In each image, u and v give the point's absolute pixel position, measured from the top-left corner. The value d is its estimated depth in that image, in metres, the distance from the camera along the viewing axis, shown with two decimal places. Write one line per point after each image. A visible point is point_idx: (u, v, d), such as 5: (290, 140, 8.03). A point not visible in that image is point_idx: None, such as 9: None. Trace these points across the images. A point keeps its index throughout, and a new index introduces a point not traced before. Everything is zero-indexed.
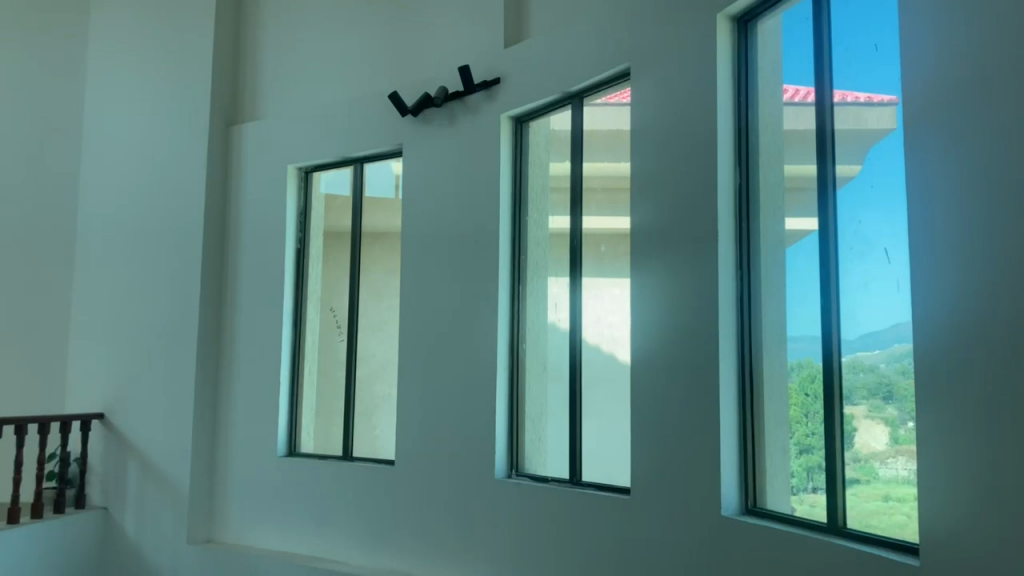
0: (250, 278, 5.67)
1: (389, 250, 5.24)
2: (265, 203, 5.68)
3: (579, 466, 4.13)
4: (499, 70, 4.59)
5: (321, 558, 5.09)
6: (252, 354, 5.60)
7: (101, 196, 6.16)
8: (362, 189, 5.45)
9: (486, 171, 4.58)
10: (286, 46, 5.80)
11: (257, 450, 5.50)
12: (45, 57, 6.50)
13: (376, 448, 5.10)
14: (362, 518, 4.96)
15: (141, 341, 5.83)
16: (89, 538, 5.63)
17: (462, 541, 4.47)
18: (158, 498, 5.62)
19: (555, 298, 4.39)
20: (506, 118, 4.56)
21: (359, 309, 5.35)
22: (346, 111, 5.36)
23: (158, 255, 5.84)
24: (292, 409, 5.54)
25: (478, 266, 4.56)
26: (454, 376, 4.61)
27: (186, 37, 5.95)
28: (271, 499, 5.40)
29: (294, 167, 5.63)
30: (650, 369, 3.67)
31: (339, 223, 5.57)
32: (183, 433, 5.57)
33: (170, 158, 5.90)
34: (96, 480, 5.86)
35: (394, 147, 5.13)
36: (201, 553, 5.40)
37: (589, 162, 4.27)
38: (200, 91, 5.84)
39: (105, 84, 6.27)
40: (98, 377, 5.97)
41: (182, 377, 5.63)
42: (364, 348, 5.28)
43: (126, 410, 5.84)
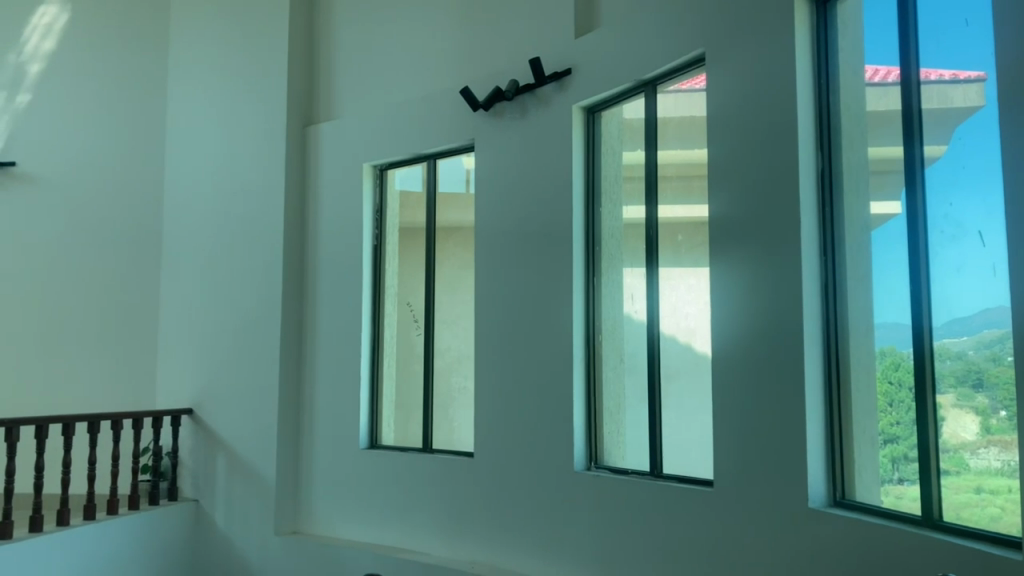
0: (330, 274, 5.78)
1: (463, 243, 5.27)
2: (341, 201, 5.78)
3: (659, 457, 4.09)
4: (570, 60, 4.57)
5: (405, 549, 5.17)
6: (333, 349, 5.72)
7: (186, 199, 6.36)
8: (435, 184, 5.49)
9: (559, 162, 4.57)
10: (358, 45, 5.88)
11: (339, 443, 5.61)
12: (129, 64, 6.72)
13: (456, 441, 5.15)
14: (444, 510, 5.02)
15: (227, 339, 6.00)
16: (182, 529, 5.83)
17: (543, 532, 4.48)
18: (247, 490, 5.78)
19: (632, 289, 4.33)
20: (578, 109, 4.55)
21: (435, 303, 5.39)
22: (419, 108, 5.41)
23: (241, 254, 6.00)
24: (372, 403, 5.63)
25: (552, 258, 4.56)
26: (531, 368, 4.62)
27: (263, 40, 6.08)
28: (353, 491, 5.51)
29: (369, 165, 5.71)
30: (731, 359, 3.62)
31: (413, 218, 5.62)
32: (268, 426, 5.73)
33: (250, 158, 6.04)
34: (186, 473, 6.04)
35: (467, 141, 5.16)
36: (289, 544, 5.52)
37: (663, 150, 4.20)
38: (277, 93, 5.97)
39: (187, 90, 6.47)
40: (187, 374, 6.19)
41: (266, 373, 5.78)
42: (441, 342, 5.33)
43: (214, 405, 6.02)
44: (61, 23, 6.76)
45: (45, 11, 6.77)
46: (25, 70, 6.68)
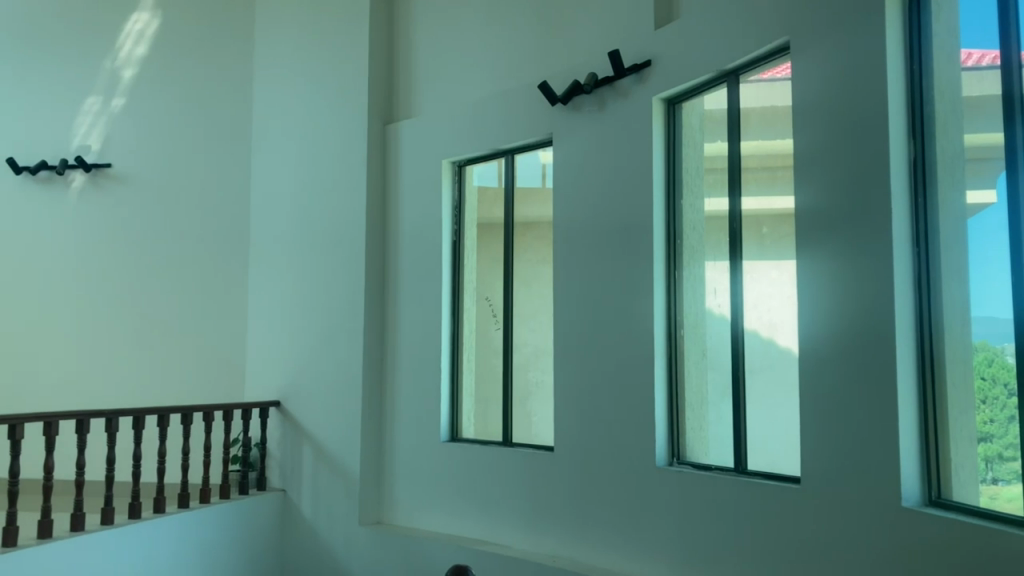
0: (411, 269, 5.86)
1: (541, 238, 5.27)
2: (422, 197, 5.85)
3: (743, 454, 4.02)
4: (650, 52, 4.53)
5: (486, 541, 5.21)
6: (413, 344, 5.80)
7: (270, 197, 6.52)
8: (513, 179, 5.51)
9: (640, 155, 4.53)
10: (436, 42, 5.93)
11: (420, 436, 5.68)
12: (214, 67, 6.92)
13: (536, 435, 5.16)
14: (526, 503, 5.04)
15: (312, 334, 6.15)
16: (271, 518, 6.00)
17: (626, 527, 4.46)
18: (332, 481, 5.91)
19: (714, 283, 4.27)
20: (658, 101, 4.51)
21: (513, 297, 5.40)
22: (497, 103, 5.43)
23: (325, 250, 6.13)
24: (453, 397, 5.69)
25: (633, 252, 4.52)
26: (612, 363, 4.60)
27: (343, 41, 6.20)
28: (435, 484, 5.58)
29: (448, 161, 5.76)
30: (819, 354, 3.54)
31: (491, 213, 5.64)
32: (352, 419, 5.85)
33: (332, 157, 6.17)
34: (274, 464, 6.21)
35: (546, 135, 5.15)
36: (372, 534, 5.63)
37: (746, 140, 4.13)
38: (358, 92, 6.08)
39: (271, 91, 6.62)
40: (274, 368, 6.36)
41: (349, 367, 5.90)
42: (520, 337, 5.34)
43: (300, 398, 6.18)
44: (152, 28, 7.05)
45: (137, 18, 7.09)
46: (120, 74, 7.06)
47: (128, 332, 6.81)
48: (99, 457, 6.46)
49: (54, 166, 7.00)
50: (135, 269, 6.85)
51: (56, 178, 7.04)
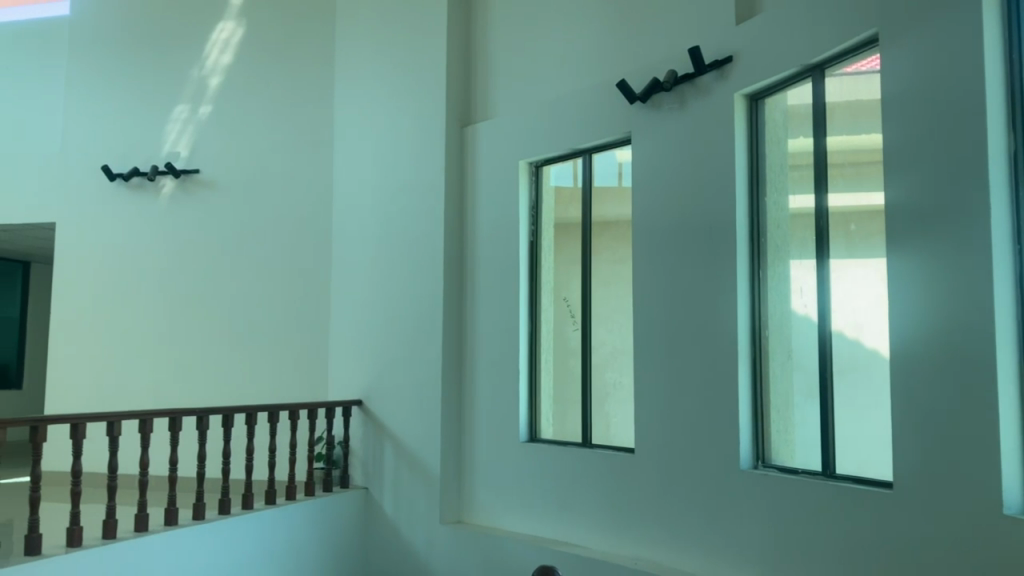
0: (489, 270, 5.89)
1: (619, 237, 5.23)
2: (499, 198, 5.88)
3: (831, 458, 3.91)
4: (731, 48, 4.46)
5: (567, 543, 5.20)
6: (492, 344, 5.82)
7: (351, 200, 6.64)
8: (591, 179, 5.47)
9: (721, 153, 4.46)
10: (513, 43, 5.95)
11: (500, 436, 5.71)
12: (295, 73, 7.07)
13: (616, 437, 5.12)
14: (606, 505, 5.01)
15: (392, 334, 6.24)
16: (354, 515, 6.10)
17: (709, 530, 4.40)
18: (413, 480, 5.98)
19: (800, 282, 4.17)
20: (740, 97, 4.43)
21: (591, 297, 5.37)
22: (573, 103, 5.41)
23: (404, 251, 6.21)
24: (531, 398, 5.69)
25: (715, 251, 4.45)
26: (693, 364, 4.54)
27: (421, 44, 6.27)
28: (515, 484, 5.59)
29: (525, 162, 5.76)
30: (911, 355, 3.42)
31: (568, 213, 5.62)
32: (433, 419, 5.91)
33: (411, 159, 6.25)
34: (357, 462, 6.32)
35: (624, 134, 5.11)
36: (453, 533, 5.68)
37: (832, 136, 4.02)
38: (436, 95, 6.14)
39: (351, 96, 6.74)
40: (356, 367, 6.47)
41: (429, 368, 5.96)
42: (599, 337, 5.31)
43: (381, 398, 6.28)
44: (237, 37, 7.26)
45: (223, 27, 7.30)
46: (206, 82, 7.30)
47: (217, 332, 7.03)
48: (190, 454, 6.69)
49: (145, 172, 7.30)
50: (222, 272, 7.07)
51: (147, 184, 7.33)
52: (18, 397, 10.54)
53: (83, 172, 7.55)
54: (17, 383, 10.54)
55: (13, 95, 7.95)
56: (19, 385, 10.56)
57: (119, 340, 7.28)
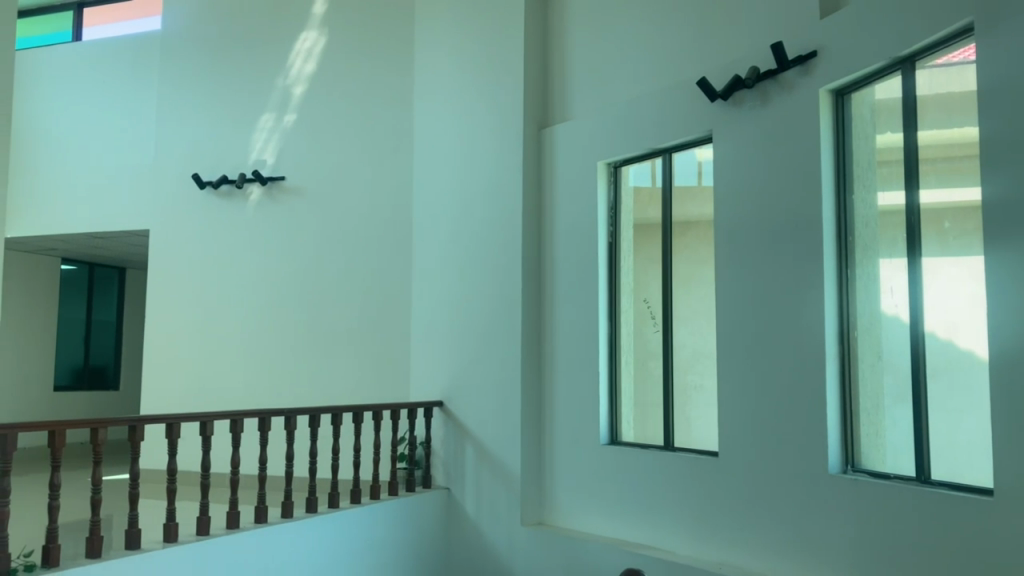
0: (568, 271, 5.89)
1: (700, 238, 5.16)
2: (577, 200, 5.86)
3: (926, 463, 3.77)
4: (815, 42, 4.35)
5: (650, 546, 5.15)
6: (571, 346, 5.81)
7: (430, 203, 6.72)
8: (671, 178, 5.41)
9: (806, 150, 4.36)
10: (590, 44, 5.93)
11: (581, 438, 5.69)
12: (375, 78, 7.19)
13: (699, 439, 5.05)
14: (690, 509, 4.95)
15: (472, 335, 6.29)
16: (436, 515, 6.17)
17: (798, 536, 4.30)
18: (494, 481, 6.01)
19: (890, 281, 4.04)
20: (825, 92, 4.33)
21: (672, 298, 5.31)
22: (652, 102, 5.35)
23: (483, 253, 6.25)
24: (612, 400, 5.65)
25: (801, 251, 4.36)
26: (779, 365, 4.44)
27: (499, 47, 6.31)
28: (596, 486, 5.57)
29: (604, 163, 5.74)
30: (1010, 358, 3.28)
31: (647, 213, 5.56)
32: (513, 421, 5.94)
33: (489, 162, 6.29)
34: (438, 462, 6.39)
35: (705, 133, 5.04)
36: (535, 535, 5.69)
37: (923, 130, 3.89)
38: (514, 98, 6.17)
39: (430, 101, 6.82)
40: (436, 369, 6.54)
41: (509, 370, 5.99)
42: (680, 339, 5.24)
43: (461, 399, 6.33)
44: (320, 46, 7.43)
45: (306, 36, 7.49)
46: (291, 91, 7.49)
47: (301, 335, 7.20)
48: (278, 453, 6.87)
49: (233, 180, 7.54)
50: (306, 276, 7.24)
51: (235, 192, 7.57)
52: (115, 398, 11.01)
53: (176, 180, 7.85)
54: (114, 384, 10.99)
55: (110, 108, 8.32)
56: (116, 386, 11.03)
57: (211, 343, 7.53)
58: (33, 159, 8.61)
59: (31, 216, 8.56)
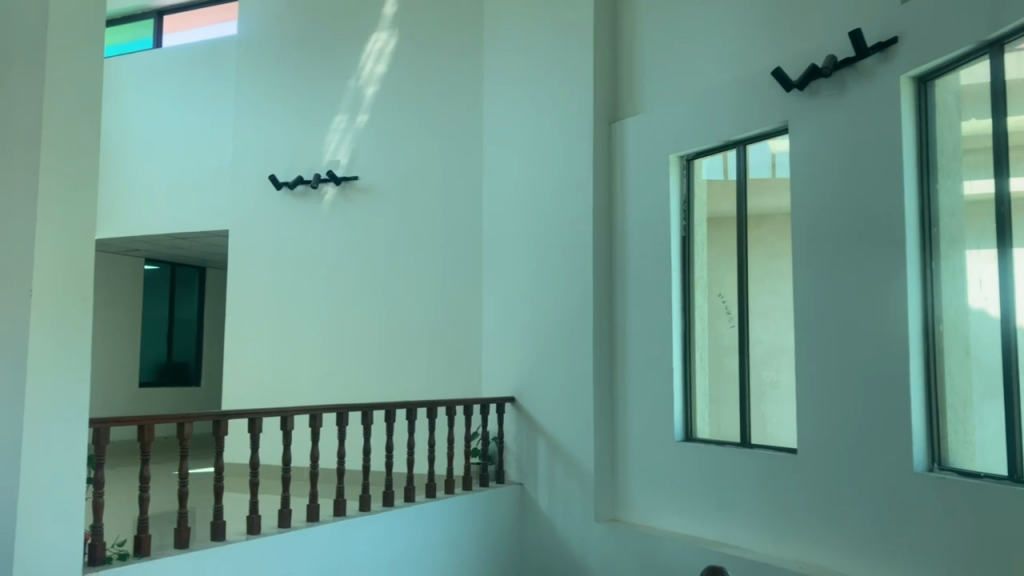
0: (640, 267, 5.84)
1: (777, 230, 5.06)
2: (650, 194, 5.81)
3: (1019, 462, 3.64)
4: (896, 28, 4.23)
5: (727, 544, 5.08)
6: (644, 341, 5.77)
7: (500, 200, 6.74)
8: (745, 171, 5.31)
9: (888, 139, 4.24)
10: (661, 36, 5.87)
11: (655, 435, 5.65)
12: (445, 77, 7.25)
13: (777, 436, 4.96)
14: (767, 506, 4.87)
15: (543, 332, 6.30)
16: (510, 510, 6.21)
17: (882, 535, 4.20)
18: (567, 477, 6.02)
19: (978, 274, 3.89)
20: (907, 79, 4.20)
21: (748, 293, 5.22)
22: (724, 94, 5.27)
23: (554, 249, 6.25)
24: (686, 396, 5.59)
25: (884, 243, 4.24)
26: (861, 361, 4.34)
27: (568, 42, 6.29)
28: (670, 482, 5.52)
29: (676, 156, 5.67)
30: None
31: (721, 207, 5.48)
32: (586, 417, 5.92)
33: (559, 158, 6.28)
34: (512, 458, 6.43)
35: (780, 124, 4.94)
36: (609, 531, 5.68)
37: (1014, 115, 3.75)
38: (583, 93, 6.15)
39: (500, 99, 6.84)
40: (508, 366, 6.57)
41: (582, 366, 5.97)
42: (756, 334, 5.15)
43: (533, 395, 6.35)
44: (390, 47, 7.51)
45: (377, 37, 7.58)
46: (363, 92, 7.59)
47: (375, 331, 7.32)
48: (356, 448, 7.00)
49: (308, 180, 7.70)
50: (379, 273, 7.35)
51: (311, 192, 7.73)
52: (197, 393, 11.33)
53: (253, 182, 8.04)
54: (196, 379, 11.32)
55: (191, 112, 8.57)
56: (199, 382, 11.34)
57: (288, 340, 7.70)
58: (120, 163, 8.94)
59: (118, 219, 8.89)
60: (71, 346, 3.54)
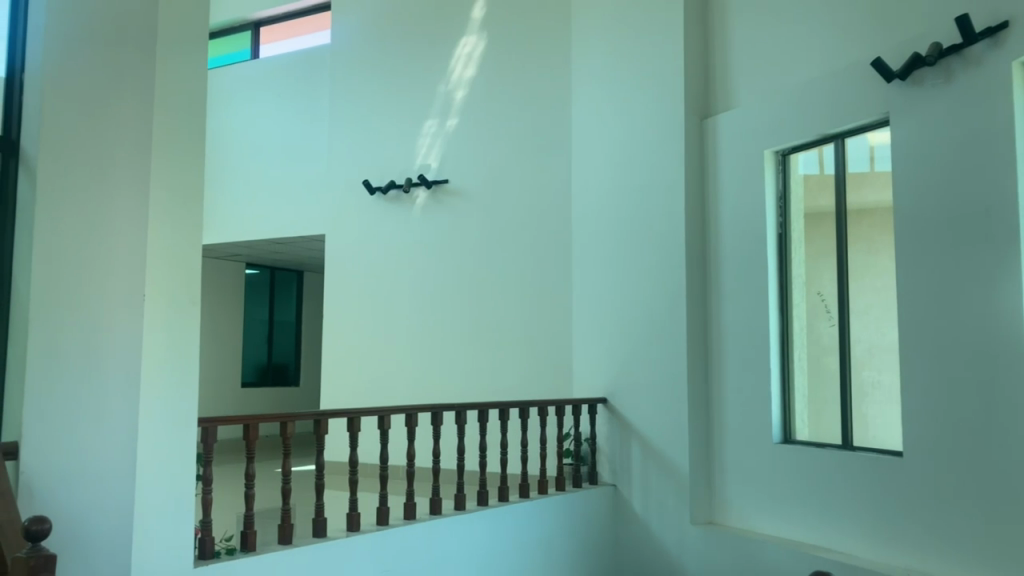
0: (735, 266, 5.74)
1: (880, 226, 4.89)
2: (743, 192, 5.71)
3: None
4: (1006, 12, 4.05)
5: (829, 549, 4.94)
6: (740, 341, 5.66)
7: (590, 200, 6.73)
8: (843, 165, 5.15)
9: (1000, 129, 4.07)
10: (753, 29, 5.75)
11: (752, 437, 5.53)
12: (533, 78, 7.26)
13: (882, 439, 4.78)
14: (871, 511, 4.71)
15: (635, 331, 6.25)
16: (604, 511, 6.19)
17: (998, 543, 4.01)
18: (661, 478, 5.95)
19: None
20: (1020, 65, 4.02)
21: (848, 290, 5.06)
22: (821, 86, 5.13)
23: (646, 248, 6.19)
24: (784, 396, 5.46)
25: (997, 237, 4.07)
26: (973, 361, 4.16)
27: (658, 39, 6.22)
28: (768, 485, 5.40)
29: (771, 151, 5.55)
30: None
31: (819, 202, 5.33)
32: (680, 418, 5.85)
33: (649, 156, 6.23)
34: (605, 459, 6.41)
35: (881, 116, 4.78)
36: (706, 534, 5.59)
37: None
38: (674, 90, 6.07)
39: (589, 98, 6.82)
40: (600, 366, 6.54)
41: (675, 366, 5.90)
42: (857, 333, 4.99)
43: (626, 396, 6.31)
44: (479, 50, 7.58)
45: (466, 42, 7.66)
46: (452, 95, 7.69)
47: (467, 332, 7.40)
48: (450, 448, 7.09)
49: (401, 184, 7.84)
50: (470, 275, 7.43)
51: (403, 196, 7.87)
52: (296, 393, 11.73)
53: (347, 187, 8.24)
54: (295, 379, 11.72)
55: (288, 121, 8.84)
56: (298, 382, 11.73)
57: (382, 342, 7.87)
58: (222, 172, 9.29)
59: (221, 226, 9.25)
60: (181, 348, 3.69)
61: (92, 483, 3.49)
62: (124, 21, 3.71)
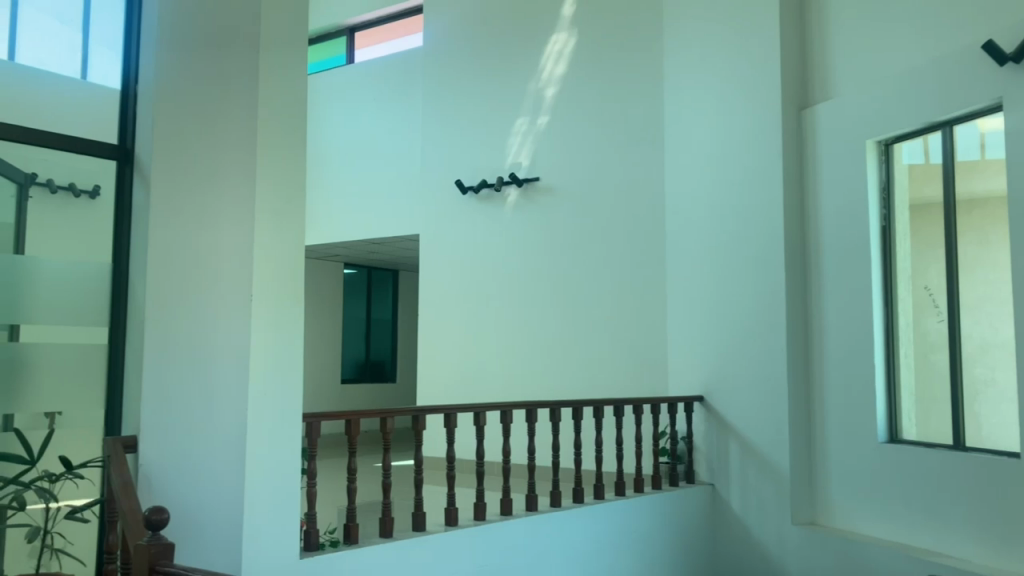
0: (836, 260, 5.57)
1: (992, 216, 4.68)
2: (845, 183, 5.54)
3: None
4: None
5: (940, 553, 4.75)
6: (842, 337, 5.50)
7: (684, 195, 6.65)
8: (952, 153, 4.94)
9: None
10: (854, 15, 5.57)
11: (856, 436, 5.37)
12: (623, 73, 7.20)
13: (996, 439, 4.57)
14: (985, 514, 4.51)
15: (732, 328, 6.14)
16: (702, 510, 6.11)
17: None
18: (761, 477, 5.84)
19: None
20: None
21: (958, 284, 4.85)
22: (926, 72, 4.94)
23: (742, 243, 6.08)
24: (890, 394, 5.26)
25: None
26: None
27: (754, 29, 6.09)
28: (873, 486, 5.23)
29: (873, 140, 5.37)
30: None
31: (925, 192, 5.12)
32: (780, 417, 5.72)
33: (745, 149, 6.11)
34: (703, 458, 6.34)
35: (993, 101, 4.56)
36: (808, 534, 5.46)
37: None
38: (770, 81, 5.93)
39: (682, 92, 6.73)
40: (697, 363, 6.46)
41: (774, 363, 5.78)
42: (969, 329, 4.78)
43: (723, 394, 6.21)
44: (570, 47, 7.57)
45: (557, 39, 7.67)
46: (543, 93, 7.71)
47: (559, 330, 7.42)
48: (545, 445, 7.13)
49: (492, 184, 7.91)
50: (563, 273, 7.44)
51: (495, 195, 7.94)
52: (394, 389, 11.99)
53: (440, 187, 8.36)
54: (392, 376, 11.97)
55: (382, 124, 9.03)
56: (395, 378, 11.98)
57: (477, 340, 7.96)
58: (320, 175, 9.57)
59: (319, 228, 9.53)
60: (285, 348, 3.82)
61: (204, 476, 3.63)
62: (229, 30, 3.86)
